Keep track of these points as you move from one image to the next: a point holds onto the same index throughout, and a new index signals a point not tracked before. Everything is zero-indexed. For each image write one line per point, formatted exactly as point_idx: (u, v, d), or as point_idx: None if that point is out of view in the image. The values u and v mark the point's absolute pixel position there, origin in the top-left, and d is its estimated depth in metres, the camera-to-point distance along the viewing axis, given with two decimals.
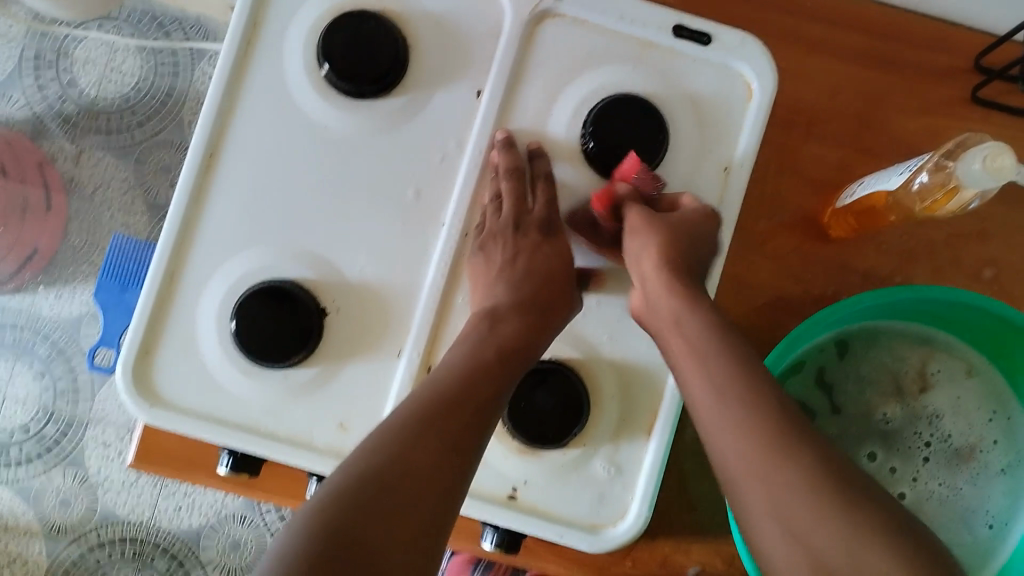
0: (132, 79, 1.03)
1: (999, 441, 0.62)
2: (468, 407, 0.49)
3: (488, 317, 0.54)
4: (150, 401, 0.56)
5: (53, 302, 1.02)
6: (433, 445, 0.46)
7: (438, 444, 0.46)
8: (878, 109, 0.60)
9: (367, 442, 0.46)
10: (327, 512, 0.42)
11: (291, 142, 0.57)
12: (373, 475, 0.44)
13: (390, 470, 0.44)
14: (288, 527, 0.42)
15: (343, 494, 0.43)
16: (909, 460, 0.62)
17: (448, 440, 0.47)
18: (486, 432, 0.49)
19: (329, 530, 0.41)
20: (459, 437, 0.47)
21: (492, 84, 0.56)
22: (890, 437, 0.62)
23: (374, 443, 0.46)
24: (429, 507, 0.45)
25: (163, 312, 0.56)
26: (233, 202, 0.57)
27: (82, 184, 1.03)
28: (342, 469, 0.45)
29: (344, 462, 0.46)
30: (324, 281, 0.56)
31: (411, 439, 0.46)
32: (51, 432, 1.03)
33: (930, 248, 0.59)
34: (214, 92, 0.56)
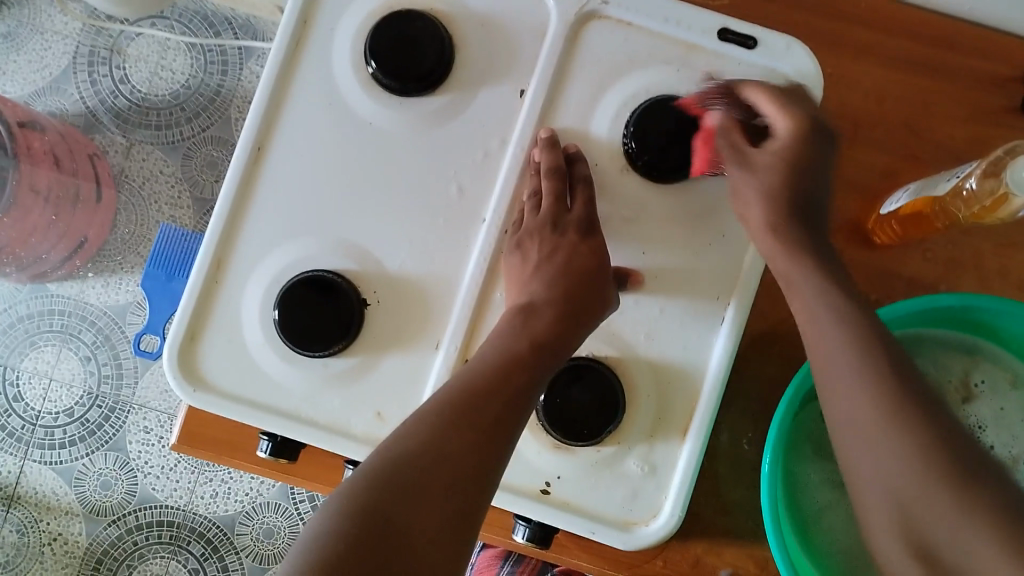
0: (182, 77, 1.05)
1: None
2: (503, 400, 0.49)
3: (523, 309, 0.54)
4: (195, 384, 0.57)
5: (102, 289, 1.05)
6: (467, 435, 0.47)
7: (473, 435, 0.47)
8: (924, 116, 0.59)
9: (403, 430, 0.47)
10: (362, 496, 0.43)
11: (338, 136, 0.58)
12: (410, 463, 0.45)
13: (425, 457, 0.45)
14: (324, 508, 0.43)
15: (381, 479, 0.44)
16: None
17: (483, 431, 0.47)
18: (520, 424, 0.49)
19: (363, 514, 0.42)
20: (494, 429, 0.48)
21: (536, 84, 0.57)
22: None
23: (409, 431, 0.47)
24: (464, 496, 0.46)
25: (209, 299, 0.58)
26: (279, 193, 0.58)
27: (131, 175, 1.06)
28: (379, 453, 0.46)
29: (380, 446, 0.47)
30: (366, 273, 0.57)
31: (445, 429, 0.47)
32: (95, 417, 1.05)
33: (974, 258, 0.58)
34: (265, 85, 0.57)
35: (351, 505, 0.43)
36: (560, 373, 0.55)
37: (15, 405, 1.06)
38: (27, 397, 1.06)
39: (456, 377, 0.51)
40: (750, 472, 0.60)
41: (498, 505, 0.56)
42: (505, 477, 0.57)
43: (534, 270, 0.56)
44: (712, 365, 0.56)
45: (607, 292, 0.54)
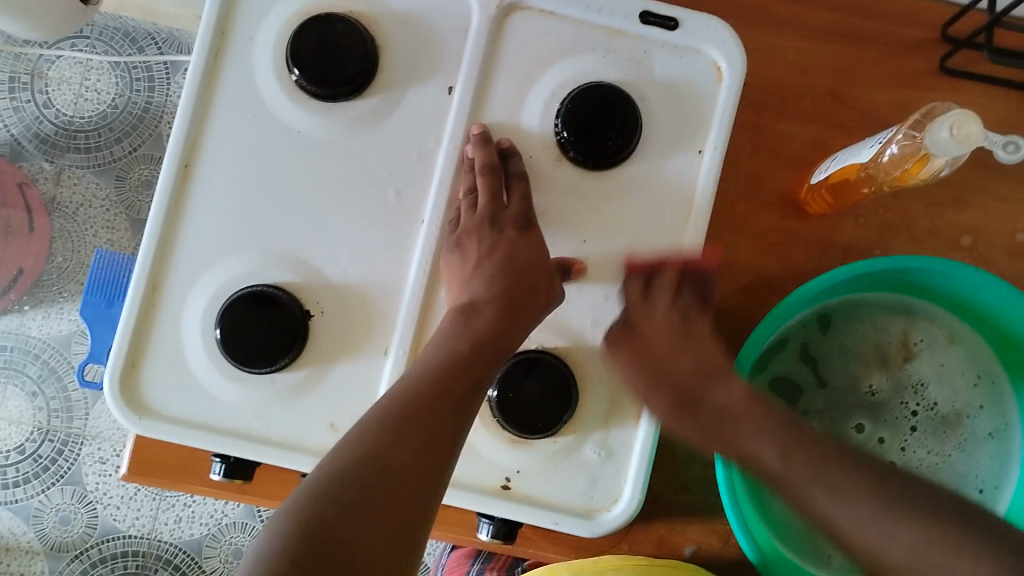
0: (108, 96, 1.03)
1: (980, 410, 0.62)
2: (448, 403, 0.49)
3: (465, 309, 0.54)
4: (140, 411, 0.56)
5: (41, 321, 1.02)
6: (411, 443, 0.47)
7: (418, 441, 0.47)
8: (847, 84, 0.60)
9: (345, 440, 0.46)
10: (304, 511, 0.43)
11: (266, 146, 0.57)
12: (352, 475, 0.44)
13: (369, 468, 0.45)
14: (266, 530, 0.43)
15: (324, 494, 0.44)
16: (897, 431, 0.62)
17: (428, 436, 0.47)
18: (465, 429, 0.49)
19: (306, 531, 0.42)
20: (439, 434, 0.48)
21: (463, 79, 0.56)
22: (877, 408, 0.62)
23: (352, 441, 0.46)
24: (410, 504, 0.45)
25: (148, 323, 0.56)
26: (209, 210, 0.57)
27: (63, 201, 1.03)
28: (322, 468, 0.45)
29: (324, 460, 0.46)
30: (307, 285, 0.56)
31: (388, 437, 0.46)
32: (47, 452, 1.03)
33: (906, 221, 0.60)
34: (185, 101, 0.56)
35: (293, 523, 0.42)
36: (513, 367, 0.55)
37: None
38: None
39: (400, 381, 0.50)
40: (706, 448, 0.61)
41: (460, 505, 0.56)
42: (465, 476, 0.56)
43: (474, 268, 0.55)
44: None
45: (554, 289, 0.54)
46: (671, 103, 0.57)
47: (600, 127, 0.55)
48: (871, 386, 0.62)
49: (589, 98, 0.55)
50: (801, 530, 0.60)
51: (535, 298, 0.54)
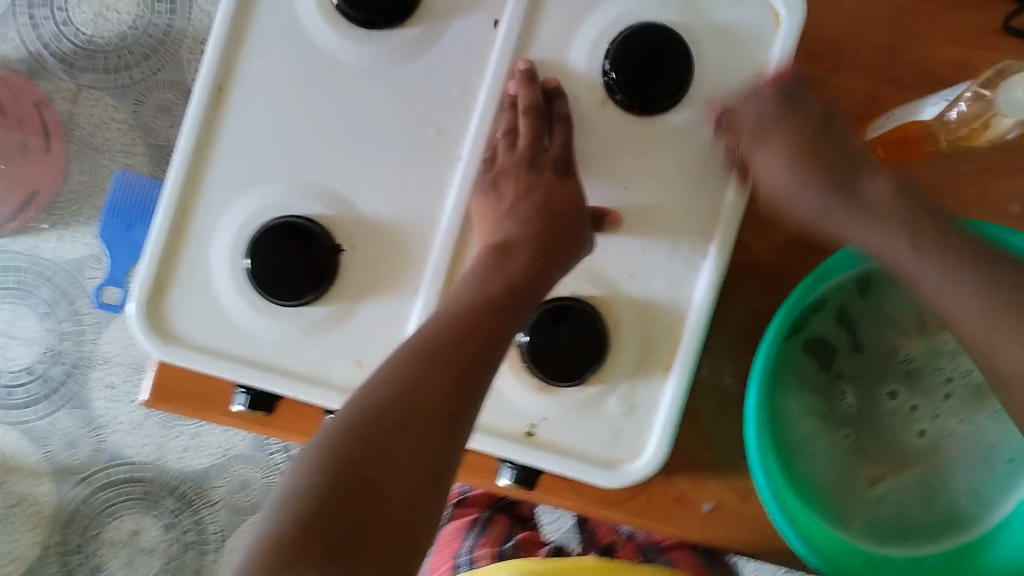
0: (128, 17, 1.01)
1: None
2: (480, 345, 0.47)
3: (500, 248, 0.53)
4: (165, 336, 0.55)
5: (54, 244, 1.02)
6: (441, 383, 0.45)
7: (448, 381, 0.45)
8: (906, 40, 0.58)
9: (376, 377, 0.45)
10: (333, 450, 0.42)
11: (303, 71, 0.55)
12: (380, 413, 0.43)
13: (396, 410, 0.44)
14: (293, 469, 0.42)
15: (351, 433, 0.43)
16: (931, 398, 0.61)
17: (457, 376, 0.46)
18: (494, 373, 0.48)
19: (333, 471, 0.41)
20: (470, 375, 0.46)
21: (510, 13, 0.54)
22: (910, 373, 0.62)
23: (382, 378, 0.45)
24: (438, 446, 0.44)
25: (175, 247, 0.55)
26: (242, 135, 0.55)
27: (79, 120, 1.02)
28: (352, 403, 0.44)
29: (353, 395, 0.45)
30: (338, 218, 0.55)
31: (418, 376, 0.45)
32: (57, 374, 1.03)
33: (954, 184, 0.58)
34: (221, 20, 0.54)
35: (320, 464, 0.42)
36: (543, 315, 0.54)
37: None
38: None
39: (428, 322, 0.49)
40: (733, 405, 0.60)
41: (483, 450, 0.56)
42: (489, 421, 0.56)
43: (510, 208, 0.54)
44: (695, 304, 0.56)
45: (586, 236, 0.54)
46: (723, 51, 0.55)
47: (648, 65, 0.53)
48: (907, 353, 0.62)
49: (650, 30, 0.53)
50: (831, 493, 0.60)
51: (571, 244, 0.53)
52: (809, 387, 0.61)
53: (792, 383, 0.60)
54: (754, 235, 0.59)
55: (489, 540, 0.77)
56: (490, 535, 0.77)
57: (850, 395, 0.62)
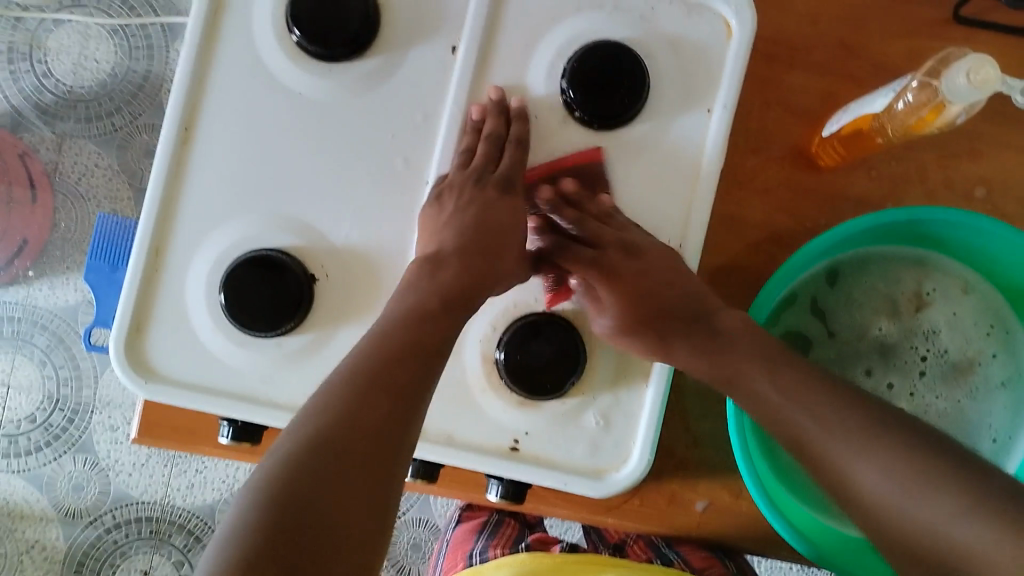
0: (107, 65, 1.03)
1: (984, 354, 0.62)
2: (415, 357, 0.48)
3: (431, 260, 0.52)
4: (147, 377, 0.56)
5: (47, 292, 1.03)
6: (379, 402, 0.45)
7: (386, 397, 0.45)
8: (860, 36, 0.59)
9: (312, 404, 0.45)
10: (277, 484, 0.41)
11: (269, 108, 0.56)
12: (319, 440, 0.43)
13: (347, 419, 0.44)
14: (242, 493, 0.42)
15: (294, 462, 0.42)
16: (908, 375, 0.61)
17: (395, 391, 0.46)
18: (430, 386, 0.48)
19: (282, 505, 0.41)
20: (406, 388, 0.46)
21: (467, 37, 0.55)
22: (886, 351, 0.61)
23: (319, 404, 0.45)
24: (382, 464, 0.44)
25: (152, 287, 0.56)
26: (212, 174, 0.56)
27: (65, 169, 1.03)
28: (288, 435, 0.44)
29: (288, 428, 0.45)
30: (311, 248, 0.56)
31: (354, 397, 0.45)
32: (58, 420, 1.04)
33: (918, 173, 0.59)
34: (186, 62, 0.55)
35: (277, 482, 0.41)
36: (517, 332, 0.55)
37: None
38: None
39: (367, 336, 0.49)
40: (716, 403, 0.61)
41: (470, 467, 0.57)
42: (475, 439, 0.57)
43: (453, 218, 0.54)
44: None
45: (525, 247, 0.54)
46: (679, 59, 0.56)
47: (602, 86, 0.54)
48: (880, 331, 0.61)
49: (607, 48, 0.54)
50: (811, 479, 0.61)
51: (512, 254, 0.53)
52: None
53: None
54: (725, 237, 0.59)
55: (500, 542, 0.76)
56: (501, 537, 0.77)
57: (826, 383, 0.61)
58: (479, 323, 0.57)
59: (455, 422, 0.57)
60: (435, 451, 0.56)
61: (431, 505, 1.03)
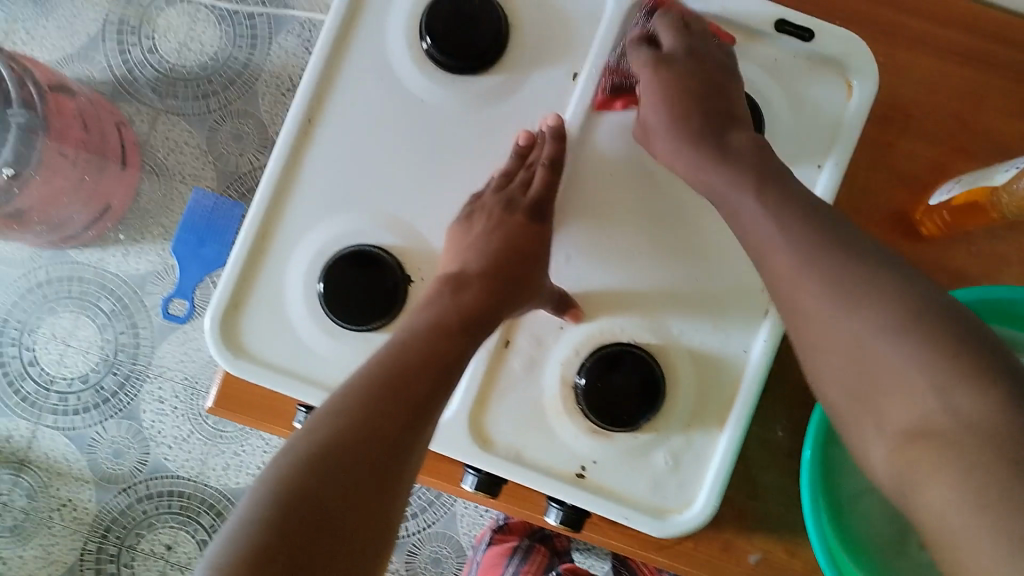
0: (211, 49, 1.06)
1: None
2: (434, 375, 0.48)
3: (453, 281, 0.54)
4: (236, 353, 0.57)
5: (121, 258, 1.06)
6: (396, 416, 0.45)
7: (402, 411, 0.45)
8: (975, 114, 0.59)
9: (329, 406, 0.45)
10: (292, 478, 0.40)
11: (391, 109, 0.58)
12: (338, 439, 0.42)
13: (364, 425, 0.43)
14: (254, 487, 0.40)
15: (309, 458, 0.41)
16: None
17: (410, 406, 0.46)
18: (440, 406, 0.48)
19: (294, 498, 0.39)
20: (421, 405, 0.46)
21: (590, 66, 0.57)
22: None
23: (338, 405, 0.44)
24: (393, 475, 0.43)
25: (253, 267, 0.58)
26: (328, 165, 0.58)
27: (155, 144, 1.07)
28: (304, 434, 0.43)
29: (303, 428, 0.44)
30: (411, 250, 0.57)
31: (375, 405, 0.45)
32: (110, 384, 1.06)
33: (1018, 256, 0.59)
34: (319, 55, 0.57)
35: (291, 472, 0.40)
36: (599, 360, 0.56)
37: (30, 369, 1.07)
38: (42, 362, 1.07)
39: (388, 344, 0.50)
40: (783, 458, 0.61)
41: (535, 488, 0.57)
42: (542, 461, 0.57)
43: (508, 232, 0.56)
44: (752, 362, 0.57)
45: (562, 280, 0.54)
46: (793, 114, 0.57)
47: None
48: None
49: None
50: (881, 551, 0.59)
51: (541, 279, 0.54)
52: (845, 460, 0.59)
53: None
54: None
55: (531, 569, 0.81)
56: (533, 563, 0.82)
57: None
58: (561, 346, 0.57)
59: (524, 440, 0.58)
60: (502, 466, 0.57)
61: (457, 522, 1.03)
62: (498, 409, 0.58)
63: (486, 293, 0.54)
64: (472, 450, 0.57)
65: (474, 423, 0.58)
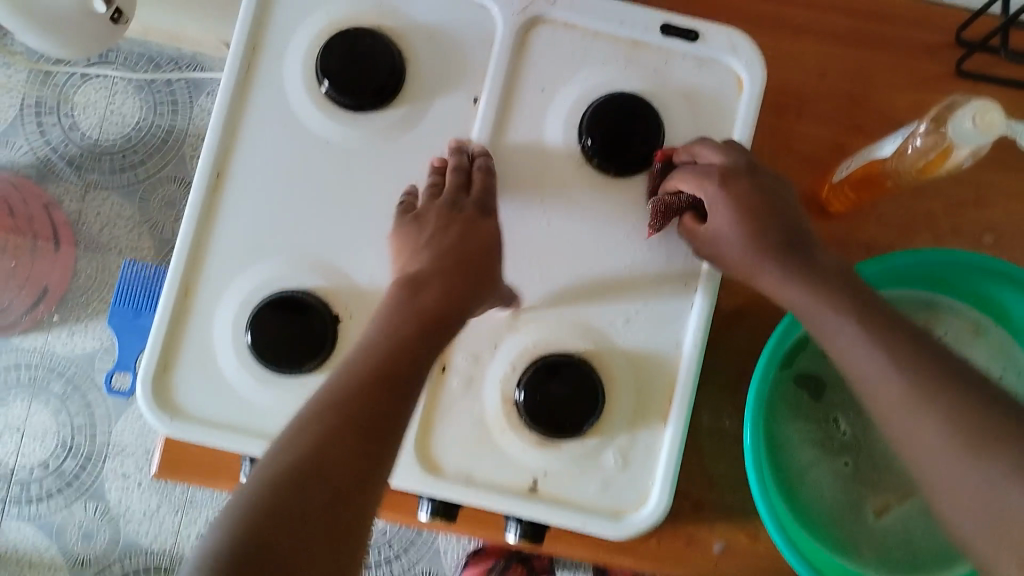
0: (132, 119, 1.06)
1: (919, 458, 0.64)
2: (393, 383, 0.47)
3: (413, 284, 0.53)
4: (172, 415, 0.57)
5: (67, 338, 1.05)
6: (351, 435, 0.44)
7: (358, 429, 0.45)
8: (864, 88, 0.63)
9: (287, 432, 0.45)
10: (241, 519, 0.41)
11: (297, 154, 0.58)
12: (289, 471, 0.43)
13: (315, 452, 0.43)
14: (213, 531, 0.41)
15: (259, 495, 0.42)
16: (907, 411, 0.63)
17: (367, 421, 0.45)
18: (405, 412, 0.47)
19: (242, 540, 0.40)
20: (381, 418, 0.46)
21: (488, 90, 0.58)
22: (850, 445, 0.63)
23: (294, 431, 0.45)
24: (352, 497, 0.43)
25: (180, 327, 0.57)
26: (242, 217, 0.58)
27: (88, 220, 1.06)
28: (260, 467, 0.43)
29: (262, 458, 0.44)
30: (336, 290, 0.57)
31: (329, 428, 0.44)
32: (71, 467, 1.04)
33: (926, 217, 0.61)
34: (219, 111, 0.57)
35: (250, 500, 0.41)
36: (535, 372, 0.56)
37: None
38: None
39: (349, 357, 0.49)
40: (732, 444, 0.62)
41: (490, 507, 0.57)
42: (494, 479, 0.57)
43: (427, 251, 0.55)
44: (685, 353, 0.58)
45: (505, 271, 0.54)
46: (691, 110, 0.59)
47: (616, 138, 0.57)
48: (844, 431, 0.63)
49: (619, 100, 0.57)
50: (833, 514, 0.62)
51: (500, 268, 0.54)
52: (803, 414, 0.63)
53: (786, 413, 0.62)
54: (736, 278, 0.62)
55: None
56: None
57: (843, 422, 0.63)
58: (498, 363, 0.58)
59: (473, 462, 0.58)
60: (453, 490, 0.57)
61: (441, 559, 1.02)
62: (444, 434, 0.58)
63: (447, 294, 0.52)
64: (423, 480, 0.57)
65: (422, 452, 0.58)
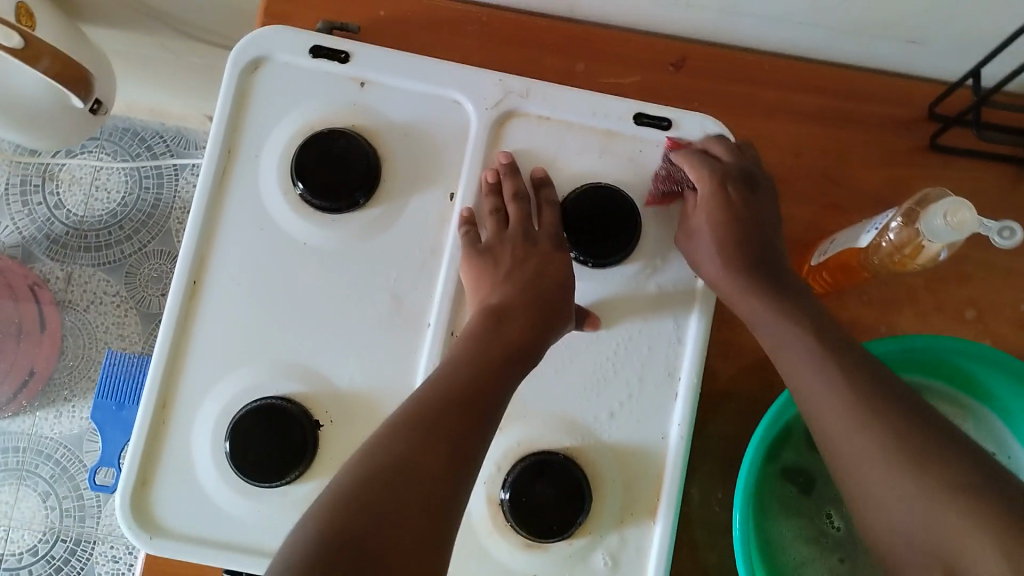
0: (118, 195, 1.06)
1: None
2: (455, 443, 0.46)
3: (496, 313, 0.54)
4: (150, 530, 0.55)
5: (53, 420, 1.03)
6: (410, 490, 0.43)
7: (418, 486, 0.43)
8: (840, 167, 0.63)
9: (345, 481, 0.44)
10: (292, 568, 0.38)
11: (273, 258, 0.58)
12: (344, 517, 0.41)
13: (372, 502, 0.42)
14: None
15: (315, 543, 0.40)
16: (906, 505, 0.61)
17: (426, 477, 0.44)
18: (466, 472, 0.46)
19: None
20: (439, 477, 0.45)
21: (465, 184, 0.58)
22: (845, 542, 0.61)
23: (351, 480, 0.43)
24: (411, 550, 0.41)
25: (157, 439, 0.56)
26: (218, 324, 0.57)
27: (74, 301, 1.05)
28: (314, 518, 0.42)
29: (313, 510, 0.43)
30: (314, 395, 0.56)
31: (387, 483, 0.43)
32: (60, 552, 1.02)
33: (911, 294, 0.61)
34: (195, 217, 0.57)
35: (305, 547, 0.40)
36: (520, 475, 0.54)
37: None
38: None
39: (406, 416, 0.48)
40: (725, 533, 0.60)
41: None
42: None
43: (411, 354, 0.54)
44: (672, 447, 0.57)
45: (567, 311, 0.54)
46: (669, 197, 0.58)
47: (600, 226, 0.56)
48: (837, 526, 0.61)
49: (593, 195, 0.56)
50: None
51: (556, 315, 0.54)
52: (794, 511, 0.61)
53: (775, 510, 0.61)
54: (721, 362, 0.62)
55: None
56: None
57: (836, 517, 0.61)
58: (482, 465, 0.56)
59: (459, 566, 0.56)
60: None
61: None
62: None
63: (530, 327, 0.53)
64: None
65: None
